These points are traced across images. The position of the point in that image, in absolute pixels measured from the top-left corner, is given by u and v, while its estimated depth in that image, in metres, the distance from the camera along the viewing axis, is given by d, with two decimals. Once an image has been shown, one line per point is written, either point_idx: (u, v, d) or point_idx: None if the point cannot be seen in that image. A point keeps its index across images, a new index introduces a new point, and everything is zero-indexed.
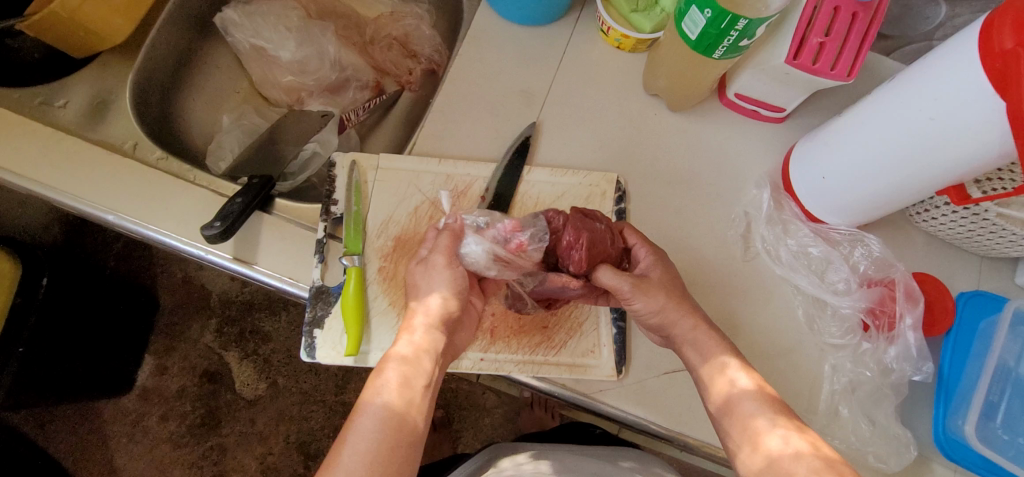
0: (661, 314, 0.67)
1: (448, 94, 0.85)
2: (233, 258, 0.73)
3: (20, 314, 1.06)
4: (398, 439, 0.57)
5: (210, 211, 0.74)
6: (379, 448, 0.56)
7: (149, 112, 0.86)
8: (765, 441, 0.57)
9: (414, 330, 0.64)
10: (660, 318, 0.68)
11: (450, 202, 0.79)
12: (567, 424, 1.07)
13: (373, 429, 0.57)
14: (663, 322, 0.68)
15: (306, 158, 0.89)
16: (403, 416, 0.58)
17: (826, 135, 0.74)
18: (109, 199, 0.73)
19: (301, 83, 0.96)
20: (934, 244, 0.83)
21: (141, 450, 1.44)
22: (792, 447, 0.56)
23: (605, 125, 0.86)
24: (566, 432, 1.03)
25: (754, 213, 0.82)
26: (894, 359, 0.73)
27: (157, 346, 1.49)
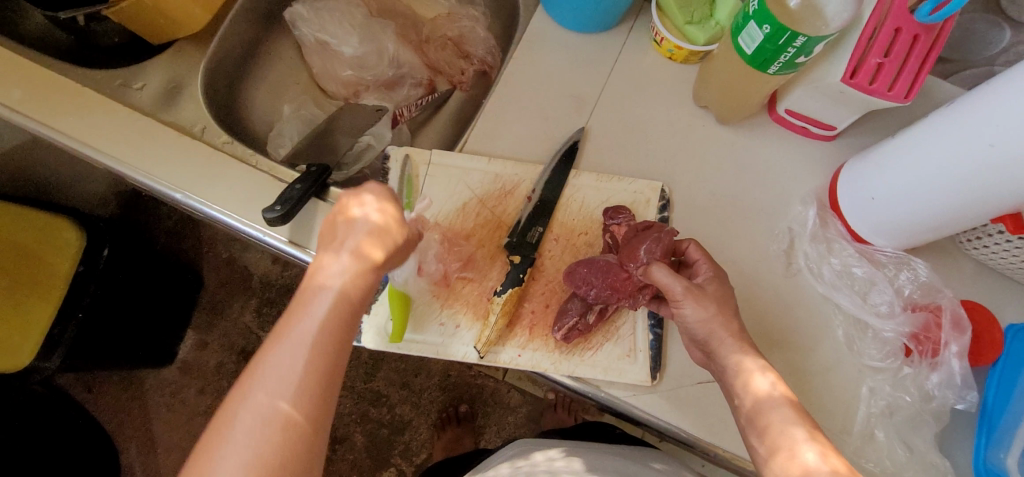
0: (704, 327, 0.66)
1: (501, 95, 0.87)
2: (289, 241, 0.76)
3: (80, 283, 1.11)
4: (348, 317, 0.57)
5: (271, 195, 0.78)
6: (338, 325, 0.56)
7: (216, 99, 0.90)
8: (799, 452, 0.56)
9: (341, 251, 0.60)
10: (704, 336, 0.67)
11: (497, 200, 0.82)
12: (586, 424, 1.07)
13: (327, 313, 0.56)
14: (704, 339, 0.67)
15: (359, 150, 0.92)
16: (350, 299, 0.58)
17: (877, 156, 0.74)
18: (178, 178, 0.78)
19: (358, 78, 1.00)
20: (984, 273, 0.81)
21: (180, 420, 1.50)
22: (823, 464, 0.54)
23: (652, 134, 0.87)
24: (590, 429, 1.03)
25: (799, 229, 0.82)
26: (936, 386, 0.73)
27: (200, 322, 1.55)
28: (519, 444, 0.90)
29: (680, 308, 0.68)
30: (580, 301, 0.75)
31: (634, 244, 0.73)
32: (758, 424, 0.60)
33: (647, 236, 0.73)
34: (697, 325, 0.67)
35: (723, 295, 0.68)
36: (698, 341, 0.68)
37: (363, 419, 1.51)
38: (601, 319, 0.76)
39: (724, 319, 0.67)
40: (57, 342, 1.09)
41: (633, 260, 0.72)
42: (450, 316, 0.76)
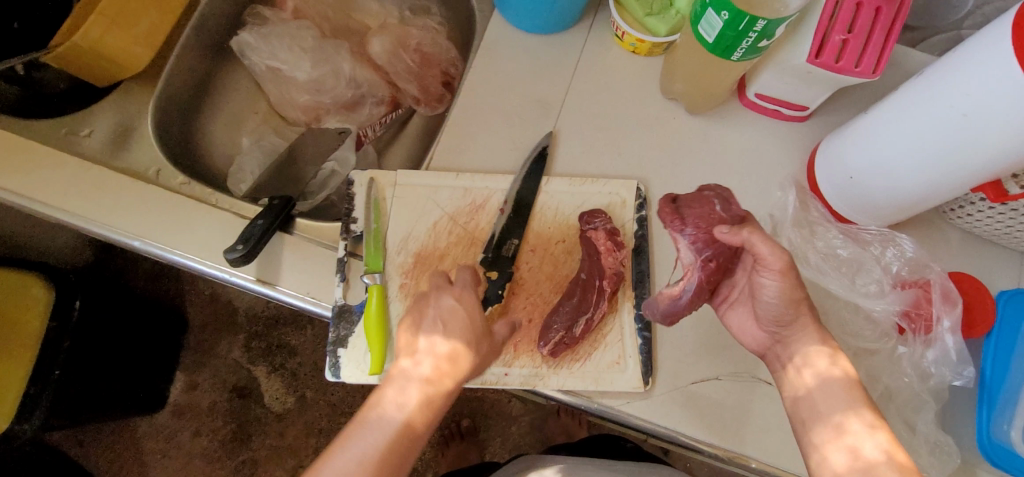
0: (787, 300, 0.63)
1: (464, 106, 0.85)
2: (256, 279, 0.73)
3: (54, 338, 1.08)
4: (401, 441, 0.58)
5: (234, 234, 0.75)
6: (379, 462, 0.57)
7: (171, 138, 0.87)
8: (831, 452, 0.57)
9: (432, 340, 0.64)
10: (788, 309, 0.63)
11: (468, 216, 0.79)
12: (596, 436, 1.06)
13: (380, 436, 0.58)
14: (788, 314, 0.64)
15: (323, 177, 0.89)
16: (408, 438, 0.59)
17: (850, 134, 0.72)
18: (135, 226, 0.75)
19: (317, 102, 0.97)
20: (972, 241, 0.80)
21: (176, 465, 1.47)
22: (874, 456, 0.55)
23: (622, 131, 0.85)
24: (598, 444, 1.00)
25: (780, 215, 0.81)
26: (933, 363, 0.71)
27: (187, 362, 1.52)
28: (519, 461, 0.88)
29: (762, 280, 0.63)
30: (565, 312, 0.73)
31: (697, 215, 0.67)
32: (808, 413, 0.61)
33: (702, 200, 0.68)
34: (779, 300, 0.63)
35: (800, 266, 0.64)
36: (780, 321, 0.64)
37: None
38: (589, 329, 0.74)
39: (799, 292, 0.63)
40: (35, 402, 1.05)
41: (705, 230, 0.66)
42: None
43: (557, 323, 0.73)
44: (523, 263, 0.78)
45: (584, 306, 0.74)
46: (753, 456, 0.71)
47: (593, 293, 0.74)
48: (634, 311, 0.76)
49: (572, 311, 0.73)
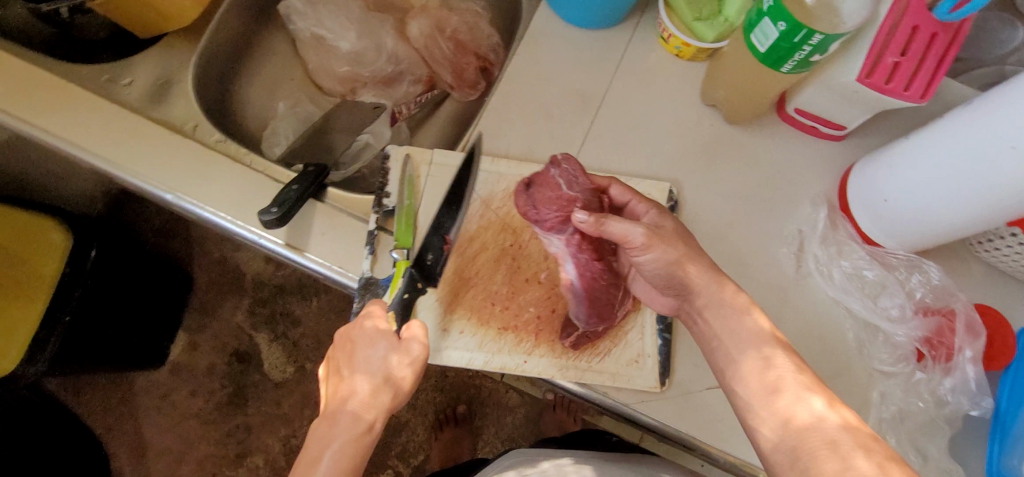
0: (669, 266, 0.66)
1: (504, 92, 0.85)
2: (285, 244, 0.73)
3: (67, 284, 1.08)
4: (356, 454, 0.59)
5: (266, 196, 0.75)
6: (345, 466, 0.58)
7: (208, 95, 0.87)
8: (791, 409, 0.54)
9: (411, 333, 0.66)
10: (665, 273, 0.66)
11: (500, 202, 0.79)
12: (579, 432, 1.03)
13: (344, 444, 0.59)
14: (674, 277, 0.66)
15: (356, 150, 0.90)
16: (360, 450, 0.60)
17: (890, 157, 0.72)
18: (168, 178, 0.75)
19: (356, 73, 0.98)
20: (995, 275, 0.80)
21: (170, 423, 1.47)
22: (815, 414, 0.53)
23: (659, 132, 0.85)
24: (581, 438, 0.98)
25: (808, 231, 0.81)
26: (949, 391, 0.71)
27: (190, 322, 1.52)
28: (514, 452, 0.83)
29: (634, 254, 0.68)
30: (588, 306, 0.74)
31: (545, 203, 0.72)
32: (718, 346, 0.63)
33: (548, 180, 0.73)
34: (658, 267, 0.67)
35: (678, 229, 0.68)
36: (673, 286, 0.67)
37: None
38: (610, 323, 0.75)
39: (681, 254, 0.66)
40: (43, 346, 1.05)
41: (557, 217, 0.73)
42: (453, 322, 0.74)
43: (581, 312, 0.73)
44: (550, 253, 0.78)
45: (593, 289, 0.74)
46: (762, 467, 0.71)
47: (616, 288, 0.76)
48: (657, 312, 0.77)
49: (584, 298, 0.73)
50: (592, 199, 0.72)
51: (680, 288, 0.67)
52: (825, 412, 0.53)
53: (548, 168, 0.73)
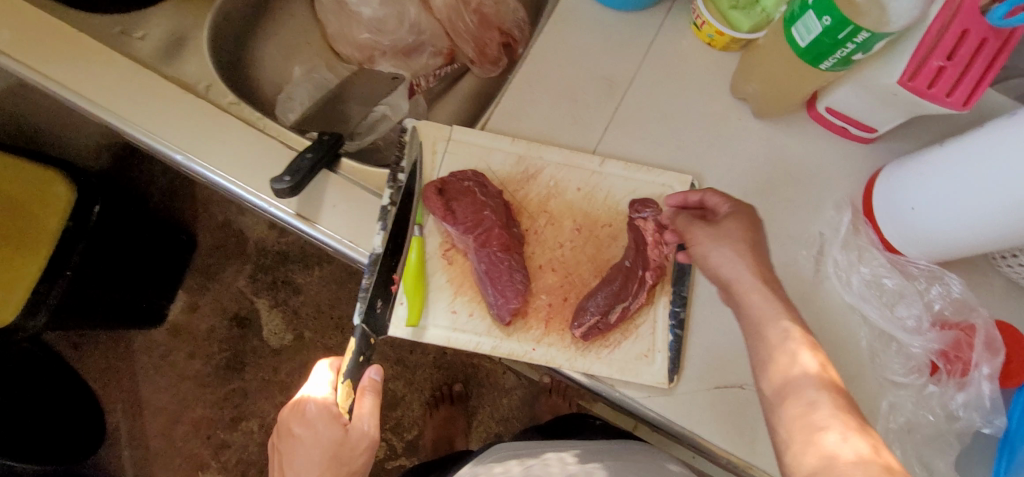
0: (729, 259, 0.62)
1: (529, 71, 0.82)
2: (296, 214, 0.72)
3: (70, 239, 1.06)
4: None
5: (279, 164, 0.73)
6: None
7: (223, 55, 0.84)
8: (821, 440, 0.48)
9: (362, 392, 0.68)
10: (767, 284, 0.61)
11: (518, 184, 0.77)
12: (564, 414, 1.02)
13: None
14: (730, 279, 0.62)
15: (374, 120, 0.88)
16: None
17: (920, 164, 0.70)
18: (179, 138, 0.73)
19: (375, 42, 0.93)
20: (1016, 293, 0.79)
21: (167, 383, 1.47)
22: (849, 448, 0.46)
23: (685, 123, 0.82)
24: (566, 426, 0.97)
25: (830, 235, 0.79)
26: (961, 406, 0.70)
27: (192, 283, 1.51)
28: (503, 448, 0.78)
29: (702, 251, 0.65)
30: (602, 297, 0.72)
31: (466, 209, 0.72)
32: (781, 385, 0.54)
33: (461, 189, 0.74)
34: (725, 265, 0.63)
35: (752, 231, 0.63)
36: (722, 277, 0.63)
37: None
38: (623, 317, 0.73)
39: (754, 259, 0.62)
40: (42, 299, 1.04)
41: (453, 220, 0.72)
42: (463, 304, 0.72)
43: (491, 294, 0.71)
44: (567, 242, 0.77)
45: (496, 274, 0.71)
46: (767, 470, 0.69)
47: (634, 283, 0.73)
48: (670, 307, 0.75)
49: (491, 282, 0.71)
50: (497, 202, 0.74)
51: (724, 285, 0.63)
52: (839, 446, 0.47)
53: (446, 177, 0.75)
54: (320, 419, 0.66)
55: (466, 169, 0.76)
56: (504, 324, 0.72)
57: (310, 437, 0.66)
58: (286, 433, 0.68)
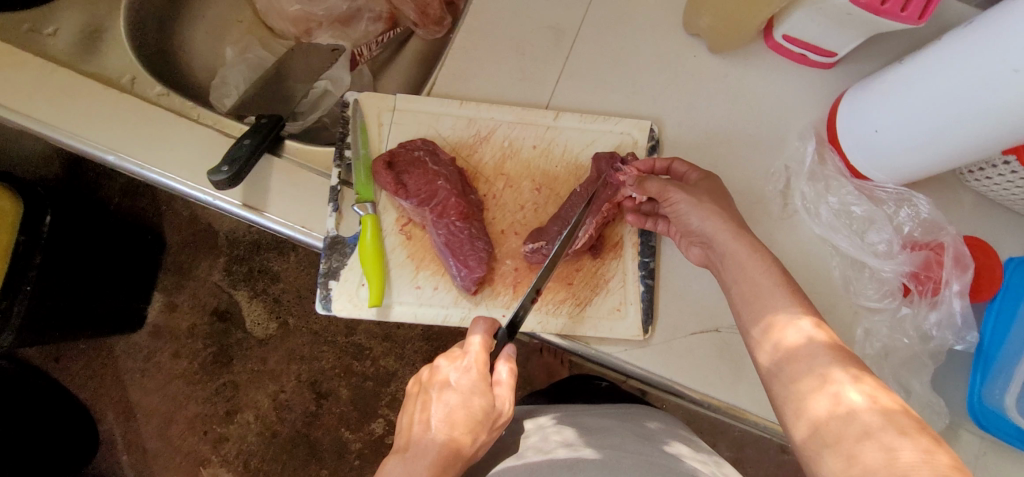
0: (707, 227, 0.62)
1: (470, 28, 0.78)
2: (242, 204, 0.69)
3: (24, 253, 1.03)
4: (460, 447, 0.54)
5: (217, 154, 0.70)
6: (447, 454, 0.53)
7: (147, 45, 0.80)
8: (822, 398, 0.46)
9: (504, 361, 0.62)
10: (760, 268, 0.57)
11: (471, 148, 0.74)
12: (567, 378, 1.01)
13: (455, 427, 0.55)
14: (713, 234, 0.61)
15: (316, 96, 0.86)
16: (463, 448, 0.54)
17: (883, 84, 0.68)
18: (109, 138, 0.69)
19: (309, 13, 0.88)
20: (983, 205, 0.78)
21: (155, 385, 1.46)
22: (846, 404, 0.44)
23: (638, 67, 0.79)
24: (574, 387, 0.96)
25: (796, 167, 0.77)
26: (935, 326, 0.70)
27: (166, 283, 1.49)
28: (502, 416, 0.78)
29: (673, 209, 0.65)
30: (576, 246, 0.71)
31: (421, 180, 0.70)
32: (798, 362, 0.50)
33: (410, 163, 0.71)
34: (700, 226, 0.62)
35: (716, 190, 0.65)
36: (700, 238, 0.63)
37: (347, 373, 1.48)
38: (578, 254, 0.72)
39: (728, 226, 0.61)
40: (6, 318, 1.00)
41: (409, 194, 0.70)
42: (427, 279, 0.70)
43: (453, 266, 0.68)
44: (495, 199, 0.73)
45: (456, 245, 0.69)
46: (747, 407, 0.69)
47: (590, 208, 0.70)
48: (639, 259, 0.74)
49: (451, 253, 0.68)
50: (449, 170, 0.71)
51: (706, 242, 0.63)
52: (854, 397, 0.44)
53: (394, 149, 0.72)
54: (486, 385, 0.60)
55: (414, 138, 0.73)
56: (471, 294, 0.69)
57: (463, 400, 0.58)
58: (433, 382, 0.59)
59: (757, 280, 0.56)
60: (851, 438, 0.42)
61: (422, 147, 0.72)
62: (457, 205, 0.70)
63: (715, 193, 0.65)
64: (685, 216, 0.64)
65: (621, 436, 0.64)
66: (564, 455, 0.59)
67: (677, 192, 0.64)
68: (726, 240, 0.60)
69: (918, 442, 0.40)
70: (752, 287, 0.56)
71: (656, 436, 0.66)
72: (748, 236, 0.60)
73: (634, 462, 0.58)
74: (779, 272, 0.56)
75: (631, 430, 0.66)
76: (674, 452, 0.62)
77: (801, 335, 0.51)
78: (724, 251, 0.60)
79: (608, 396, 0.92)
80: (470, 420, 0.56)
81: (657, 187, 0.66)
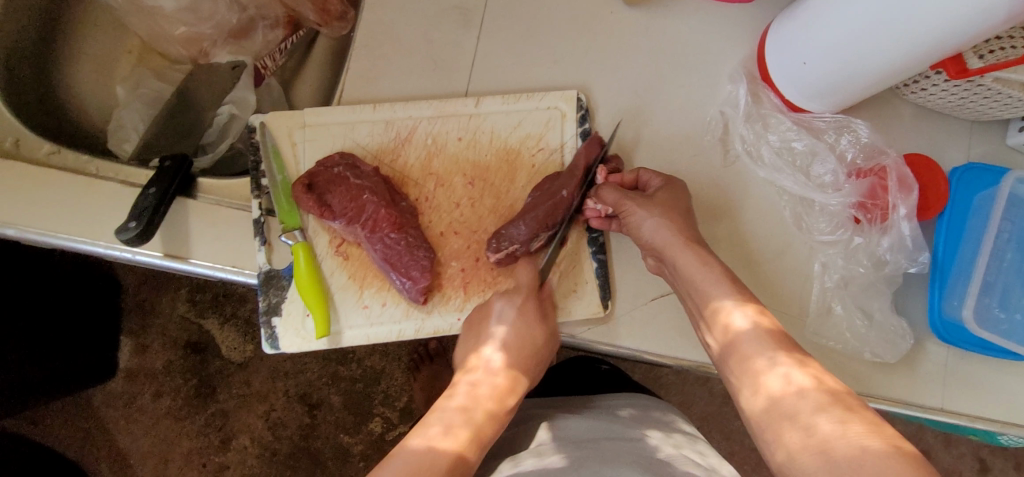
0: (660, 239, 0.61)
1: (371, 24, 0.73)
2: (164, 255, 0.65)
3: None
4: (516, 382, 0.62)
5: (125, 208, 0.65)
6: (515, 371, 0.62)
7: (25, 103, 0.75)
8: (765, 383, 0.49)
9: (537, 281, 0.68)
10: (716, 276, 0.58)
11: (394, 152, 0.70)
12: (568, 358, 0.93)
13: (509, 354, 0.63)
14: (662, 247, 0.61)
15: (222, 124, 0.79)
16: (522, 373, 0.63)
17: (803, 15, 0.65)
18: (4, 212, 0.64)
19: (198, 32, 0.82)
20: (924, 116, 0.76)
21: (142, 428, 1.43)
22: (795, 385, 0.48)
23: (555, 33, 0.75)
24: (571, 373, 0.87)
25: (731, 112, 0.75)
26: (888, 250, 0.70)
27: (130, 326, 1.44)
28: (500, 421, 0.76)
29: (628, 218, 0.64)
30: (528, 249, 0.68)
31: (342, 199, 0.66)
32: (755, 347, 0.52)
33: (329, 182, 0.67)
34: (654, 237, 0.62)
35: (677, 200, 0.64)
36: (652, 248, 0.63)
37: (334, 379, 1.45)
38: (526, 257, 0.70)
39: (683, 237, 0.61)
40: None
41: (331, 216, 0.67)
42: (373, 296, 0.67)
43: (396, 279, 0.65)
44: (427, 202, 0.70)
45: (395, 258, 0.66)
46: (715, 363, 0.68)
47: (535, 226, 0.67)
48: (587, 235, 0.71)
49: (392, 267, 0.65)
50: (374, 181, 0.68)
51: (658, 255, 0.63)
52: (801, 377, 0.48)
53: (313, 168, 0.69)
54: (481, 380, 0.61)
55: (331, 154, 0.70)
56: (421, 304, 0.67)
57: (458, 397, 0.59)
58: (484, 309, 0.66)
59: (706, 280, 0.58)
60: (806, 412, 0.46)
61: (340, 164, 0.68)
62: (384, 218, 0.66)
63: (669, 205, 0.63)
64: (641, 227, 0.63)
65: (592, 433, 0.63)
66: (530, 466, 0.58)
67: (631, 204, 0.63)
68: (674, 251, 0.60)
69: (866, 416, 0.44)
70: (699, 288, 0.58)
71: (628, 425, 0.65)
72: (697, 249, 0.60)
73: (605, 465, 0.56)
74: (727, 280, 0.58)
75: (606, 425, 0.65)
76: (641, 440, 0.62)
77: (747, 322, 0.54)
78: (673, 263, 0.60)
79: (607, 381, 0.84)
80: (523, 351, 0.63)
81: (613, 198, 0.65)
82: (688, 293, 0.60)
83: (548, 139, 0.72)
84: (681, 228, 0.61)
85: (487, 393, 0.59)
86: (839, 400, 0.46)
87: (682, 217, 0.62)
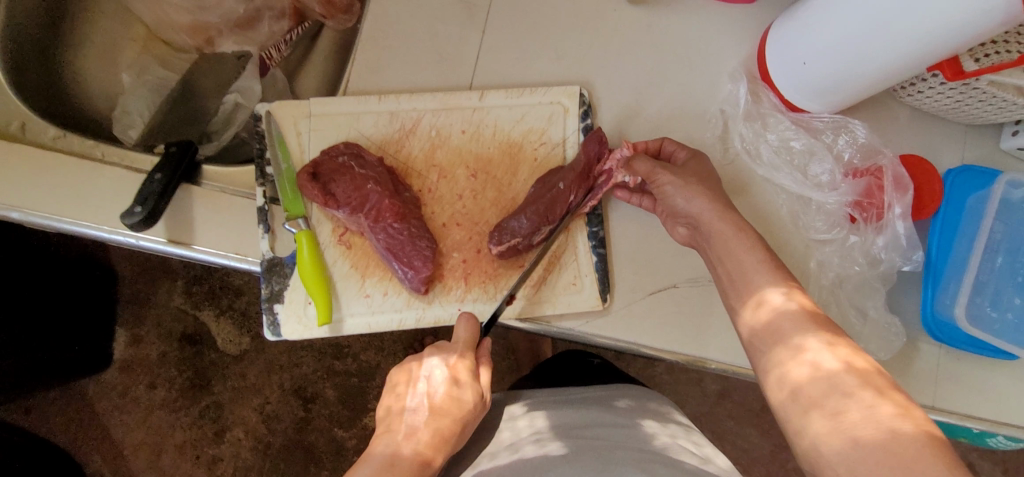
0: (698, 206, 0.63)
1: (377, 16, 0.74)
2: (167, 240, 0.65)
3: None
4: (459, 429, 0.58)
5: (130, 193, 0.66)
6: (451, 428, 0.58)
7: (31, 88, 0.75)
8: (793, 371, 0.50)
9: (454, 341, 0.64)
10: (747, 244, 0.60)
11: (398, 143, 0.71)
12: (563, 351, 0.94)
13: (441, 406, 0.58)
14: (698, 216, 0.63)
15: (226, 112, 0.81)
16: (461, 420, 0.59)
17: (804, 15, 0.66)
18: (9, 194, 0.64)
19: (204, 22, 0.83)
20: (919, 118, 0.78)
21: (136, 419, 1.42)
22: (825, 368, 0.48)
23: (559, 30, 0.76)
24: (566, 366, 0.88)
25: (731, 111, 0.76)
26: (883, 249, 0.70)
27: (126, 316, 1.44)
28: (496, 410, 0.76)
29: (661, 189, 0.66)
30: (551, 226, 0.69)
31: (354, 185, 0.67)
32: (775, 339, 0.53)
33: (342, 169, 0.68)
34: (691, 206, 0.64)
35: (706, 171, 0.66)
36: (686, 217, 0.65)
37: (329, 374, 1.45)
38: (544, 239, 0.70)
39: (721, 208, 0.63)
40: None
41: (347, 199, 0.67)
42: (375, 286, 0.68)
43: (398, 269, 0.66)
44: (431, 193, 0.70)
45: (398, 247, 0.67)
46: (710, 357, 0.69)
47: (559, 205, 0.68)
48: (588, 229, 0.72)
49: (394, 256, 0.66)
50: (378, 171, 0.68)
51: (693, 224, 0.64)
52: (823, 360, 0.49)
53: (317, 157, 0.69)
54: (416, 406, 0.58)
55: (337, 143, 0.70)
56: (422, 294, 0.67)
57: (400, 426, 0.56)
58: (413, 365, 0.63)
59: (742, 255, 0.60)
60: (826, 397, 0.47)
61: (353, 151, 0.69)
62: (392, 206, 0.67)
63: (703, 177, 0.65)
64: (675, 200, 0.65)
65: (590, 423, 0.64)
66: (530, 453, 0.59)
67: (666, 173, 0.65)
68: (712, 218, 0.62)
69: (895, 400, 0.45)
70: (741, 269, 0.59)
71: (626, 417, 0.66)
72: (732, 217, 0.62)
73: (603, 453, 0.57)
74: (762, 250, 0.60)
75: (604, 416, 0.66)
76: (639, 431, 0.62)
77: (783, 300, 0.55)
78: (708, 231, 0.62)
79: (602, 374, 0.85)
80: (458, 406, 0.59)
81: (646, 168, 0.67)
82: (721, 265, 0.61)
83: (550, 134, 0.73)
84: (716, 198, 0.63)
85: (431, 430, 0.56)
86: (838, 388, 0.47)
87: (715, 189, 0.65)
